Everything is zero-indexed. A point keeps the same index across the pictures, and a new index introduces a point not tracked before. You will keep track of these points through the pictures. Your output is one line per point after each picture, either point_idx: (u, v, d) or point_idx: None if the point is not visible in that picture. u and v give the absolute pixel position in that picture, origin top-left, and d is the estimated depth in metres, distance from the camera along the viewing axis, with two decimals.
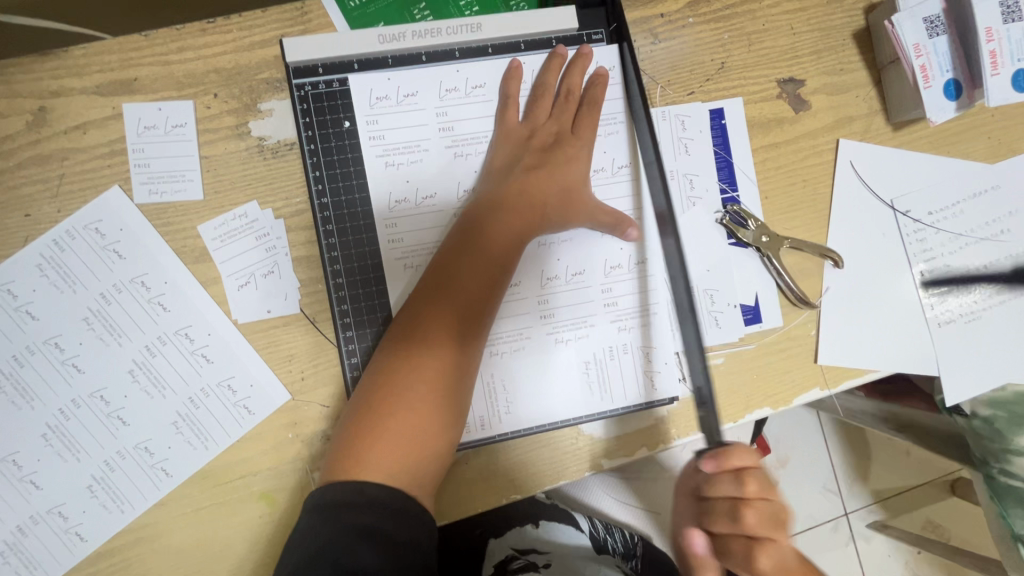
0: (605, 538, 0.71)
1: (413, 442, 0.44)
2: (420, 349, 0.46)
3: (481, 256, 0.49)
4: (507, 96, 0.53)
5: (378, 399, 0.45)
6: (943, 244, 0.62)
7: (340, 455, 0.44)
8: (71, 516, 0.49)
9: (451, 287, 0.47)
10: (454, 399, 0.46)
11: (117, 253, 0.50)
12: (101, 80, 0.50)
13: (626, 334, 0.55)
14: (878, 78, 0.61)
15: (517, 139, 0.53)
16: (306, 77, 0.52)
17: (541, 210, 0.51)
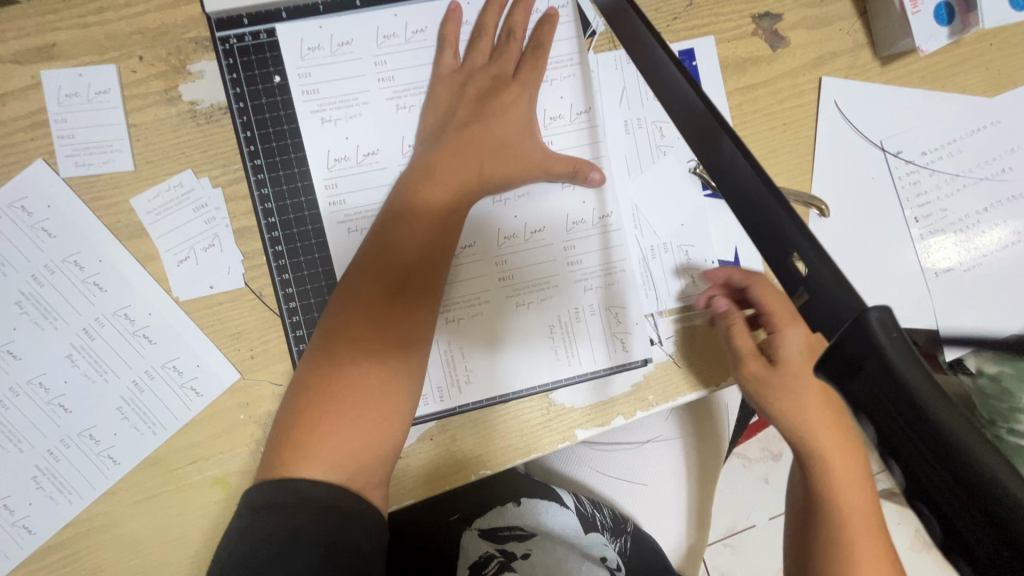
0: (592, 513, 0.68)
1: (365, 426, 0.41)
2: (366, 326, 0.43)
3: (423, 222, 0.46)
4: (443, 39, 0.49)
5: (319, 385, 0.41)
6: (938, 186, 0.57)
7: (282, 444, 0.41)
8: (17, 508, 0.47)
9: (393, 258, 0.44)
10: (406, 378, 0.43)
11: (46, 231, 0.47)
12: (17, 48, 0.47)
13: (589, 296, 0.51)
14: (863, 9, 0.57)
15: (454, 86, 0.49)
16: (231, 29, 0.48)
17: (480, 169, 0.48)
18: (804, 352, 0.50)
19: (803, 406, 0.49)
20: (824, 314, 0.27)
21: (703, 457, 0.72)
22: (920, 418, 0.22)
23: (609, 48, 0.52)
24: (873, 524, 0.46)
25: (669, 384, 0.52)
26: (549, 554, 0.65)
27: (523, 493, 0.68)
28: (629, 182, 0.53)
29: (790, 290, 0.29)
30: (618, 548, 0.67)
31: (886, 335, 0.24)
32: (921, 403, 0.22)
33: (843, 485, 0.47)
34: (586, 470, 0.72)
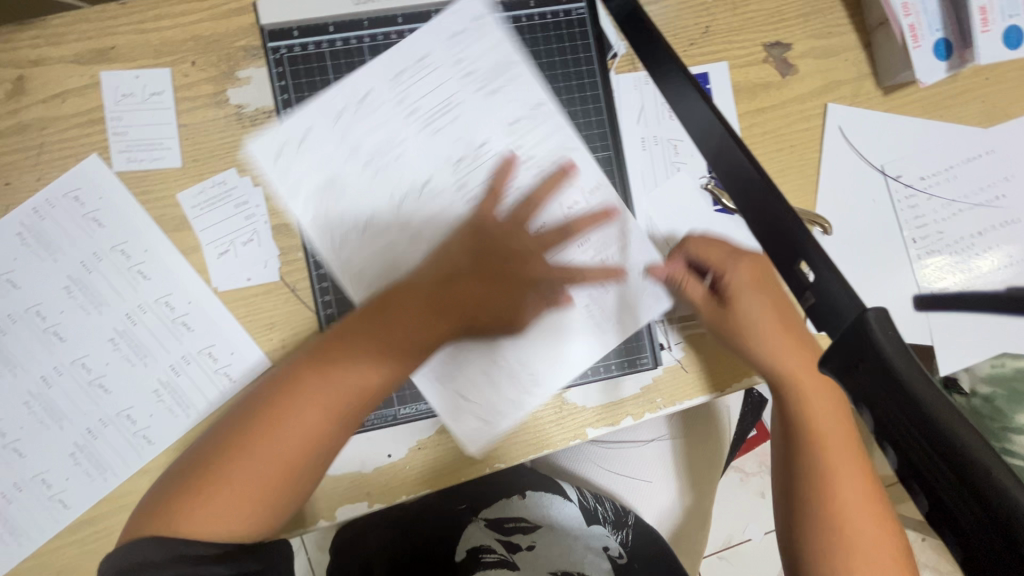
0: (594, 507, 0.71)
1: (241, 500, 0.42)
2: (285, 408, 0.43)
3: (378, 350, 0.45)
4: (462, 152, 0.52)
5: (236, 445, 0.42)
6: (935, 210, 0.60)
7: (167, 498, 0.42)
8: (54, 482, 0.50)
9: (337, 363, 0.44)
10: (302, 473, 0.43)
11: (96, 221, 0.50)
12: (79, 49, 0.50)
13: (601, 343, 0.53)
14: (868, 41, 0.60)
15: (459, 231, 0.51)
16: (281, 40, 0.51)
17: (452, 275, 0.49)
18: (756, 282, 0.52)
19: (767, 330, 0.51)
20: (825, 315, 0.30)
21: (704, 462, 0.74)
22: (913, 408, 0.23)
23: (629, 70, 0.56)
24: (851, 450, 0.50)
25: (677, 388, 0.55)
26: (553, 544, 0.67)
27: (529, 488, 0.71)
28: (644, 196, 0.56)
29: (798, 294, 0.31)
30: (620, 540, 0.69)
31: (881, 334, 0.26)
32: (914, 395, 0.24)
33: (812, 405, 0.50)
34: (587, 464, 0.76)
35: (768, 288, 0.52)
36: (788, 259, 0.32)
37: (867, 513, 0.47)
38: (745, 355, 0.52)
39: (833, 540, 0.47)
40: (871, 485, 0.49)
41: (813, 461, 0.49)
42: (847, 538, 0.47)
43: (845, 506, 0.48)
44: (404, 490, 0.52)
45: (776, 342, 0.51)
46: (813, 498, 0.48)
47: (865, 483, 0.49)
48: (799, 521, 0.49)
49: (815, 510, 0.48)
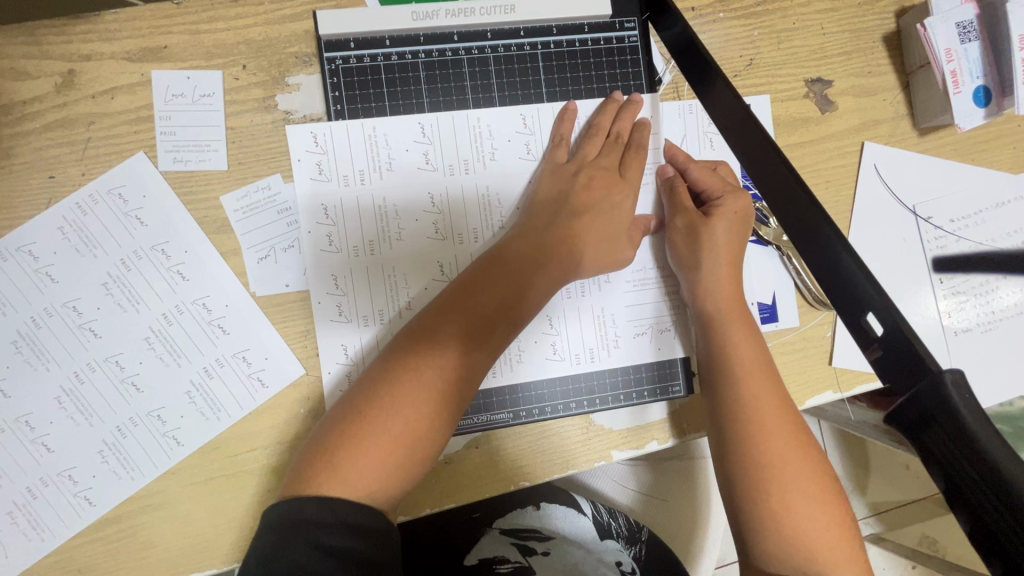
0: (608, 522, 0.72)
1: (396, 451, 0.42)
2: (420, 354, 0.44)
3: (496, 286, 0.47)
4: (558, 135, 0.53)
5: (376, 395, 0.43)
6: (963, 252, 0.61)
7: (316, 461, 0.41)
8: (80, 479, 0.49)
9: (470, 299, 0.46)
10: (449, 414, 0.44)
11: (138, 219, 0.50)
12: (131, 46, 0.50)
13: (633, 312, 0.55)
14: (905, 82, 0.61)
15: (561, 177, 0.53)
16: (337, 51, 0.51)
17: (561, 225, 0.51)
18: (734, 216, 0.53)
19: (722, 270, 0.52)
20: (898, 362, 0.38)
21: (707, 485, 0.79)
22: (973, 452, 0.33)
23: (673, 98, 0.56)
24: (784, 414, 0.48)
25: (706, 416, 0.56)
26: (568, 554, 0.67)
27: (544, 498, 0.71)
28: None
29: (867, 345, 0.40)
30: (633, 555, 0.70)
31: (955, 394, 0.34)
32: (980, 447, 0.33)
33: (739, 341, 0.50)
34: (602, 481, 0.79)
35: (741, 230, 0.53)
36: (855, 311, 0.41)
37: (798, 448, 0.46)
38: (692, 268, 0.52)
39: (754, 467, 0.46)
40: (805, 437, 0.47)
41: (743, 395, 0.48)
42: (775, 473, 0.45)
43: (772, 444, 0.46)
44: (430, 502, 0.51)
45: (723, 272, 0.52)
46: (735, 433, 0.47)
47: (792, 431, 0.47)
48: (730, 455, 0.47)
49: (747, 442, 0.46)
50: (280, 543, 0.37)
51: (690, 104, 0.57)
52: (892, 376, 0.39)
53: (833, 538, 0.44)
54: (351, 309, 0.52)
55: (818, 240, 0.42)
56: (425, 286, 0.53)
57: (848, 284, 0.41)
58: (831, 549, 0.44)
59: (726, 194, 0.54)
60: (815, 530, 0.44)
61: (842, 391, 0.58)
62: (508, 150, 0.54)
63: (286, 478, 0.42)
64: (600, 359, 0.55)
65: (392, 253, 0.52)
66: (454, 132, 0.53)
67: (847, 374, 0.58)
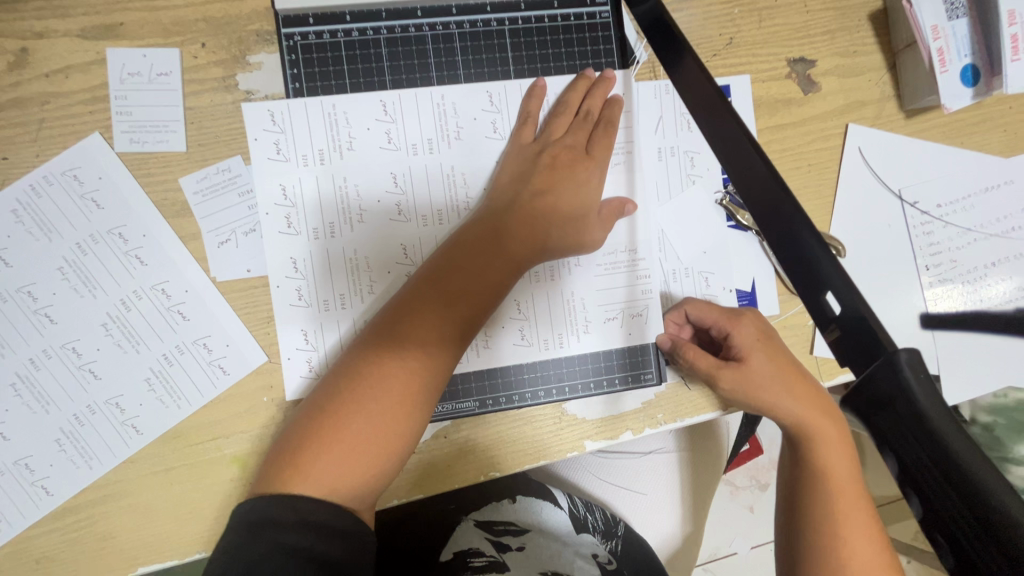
0: (584, 516, 0.70)
1: (362, 448, 0.40)
2: (387, 348, 0.43)
3: (468, 276, 0.45)
4: (526, 112, 0.52)
5: (346, 391, 0.42)
6: (950, 238, 0.59)
7: (282, 459, 0.40)
8: (37, 468, 0.48)
9: (442, 290, 0.45)
10: (415, 409, 0.42)
11: (95, 202, 0.49)
12: (86, 24, 0.49)
13: (604, 296, 0.54)
14: (892, 62, 0.59)
15: (527, 157, 0.51)
16: (296, 27, 0.50)
17: (532, 207, 0.49)
18: (758, 342, 0.50)
19: (793, 391, 0.48)
20: (856, 347, 0.36)
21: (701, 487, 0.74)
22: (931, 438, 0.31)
23: (650, 78, 0.54)
24: (872, 529, 0.44)
25: (680, 404, 0.54)
26: (543, 548, 0.67)
27: (519, 492, 0.70)
28: (658, 209, 0.55)
29: (824, 325, 0.38)
30: (610, 549, 0.68)
31: (911, 376, 0.33)
32: (938, 433, 0.31)
33: (834, 457, 0.46)
34: (585, 474, 0.75)
35: (773, 345, 0.50)
36: (812, 292, 0.39)
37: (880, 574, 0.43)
38: (758, 408, 0.49)
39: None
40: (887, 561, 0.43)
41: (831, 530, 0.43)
42: None
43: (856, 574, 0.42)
44: (396, 495, 0.50)
45: (793, 387, 0.48)
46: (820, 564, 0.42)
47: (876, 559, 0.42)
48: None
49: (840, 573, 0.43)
50: (240, 543, 0.36)
51: (665, 85, 0.55)
52: (848, 357, 0.37)
53: None
54: (311, 296, 0.50)
55: (780, 214, 0.40)
56: (388, 270, 0.51)
57: (806, 262, 0.39)
58: None
59: (742, 318, 0.51)
60: None
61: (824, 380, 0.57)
62: (475, 128, 0.52)
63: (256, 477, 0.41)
64: (570, 345, 0.53)
65: (354, 236, 0.51)
66: (417, 111, 0.51)
67: (829, 363, 0.56)
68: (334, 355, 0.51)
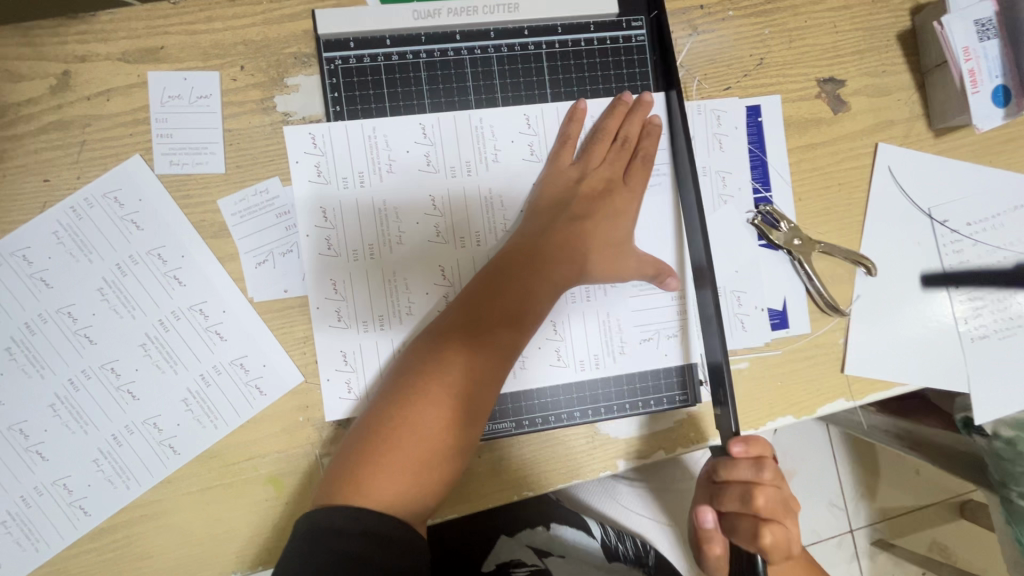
0: (616, 545, 0.70)
1: (419, 464, 0.41)
2: (438, 368, 0.44)
3: (513, 295, 0.47)
4: (565, 135, 0.52)
5: (400, 406, 0.43)
6: (980, 256, 0.59)
7: (340, 476, 0.41)
8: (75, 488, 0.49)
9: (488, 309, 0.46)
10: (467, 427, 0.43)
11: (134, 224, 0.49)
12: (127, 47, 0.49)
13: (640, 317, 0.54)
14: (920, 81, 0.59)
15: (566, 183, 0.52)
16: (336, 50, 0.50)
17: (572, 231, 0.51)
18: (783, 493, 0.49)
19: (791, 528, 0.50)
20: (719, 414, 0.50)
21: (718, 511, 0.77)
22: None
23: None
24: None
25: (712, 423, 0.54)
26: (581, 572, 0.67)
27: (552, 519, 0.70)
28: None
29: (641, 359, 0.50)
30: None
31: None
32: None
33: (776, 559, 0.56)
34: (610, 502, 0.75)
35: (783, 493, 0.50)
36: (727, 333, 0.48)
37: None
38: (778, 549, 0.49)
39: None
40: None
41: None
42: None
43: None
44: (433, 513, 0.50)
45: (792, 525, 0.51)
46: None
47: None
48: None
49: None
50: (302, 548, 0.37)
51: (697, 105, 0.56)
52: None
53: None
54: (348, 317, 0.51)
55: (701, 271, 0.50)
56: (426, 290, 0.51)
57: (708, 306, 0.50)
58: None
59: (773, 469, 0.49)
60: None
61: (854, 399, 0.58)
62: (511, 151, 0.52)
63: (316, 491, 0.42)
64: (606, 366, 0.53)
65: (393, 258, 0.51)
66: (455, 133, 0.51)
67: (859, 381, 0.57)
68: (372, 375, 0.51)
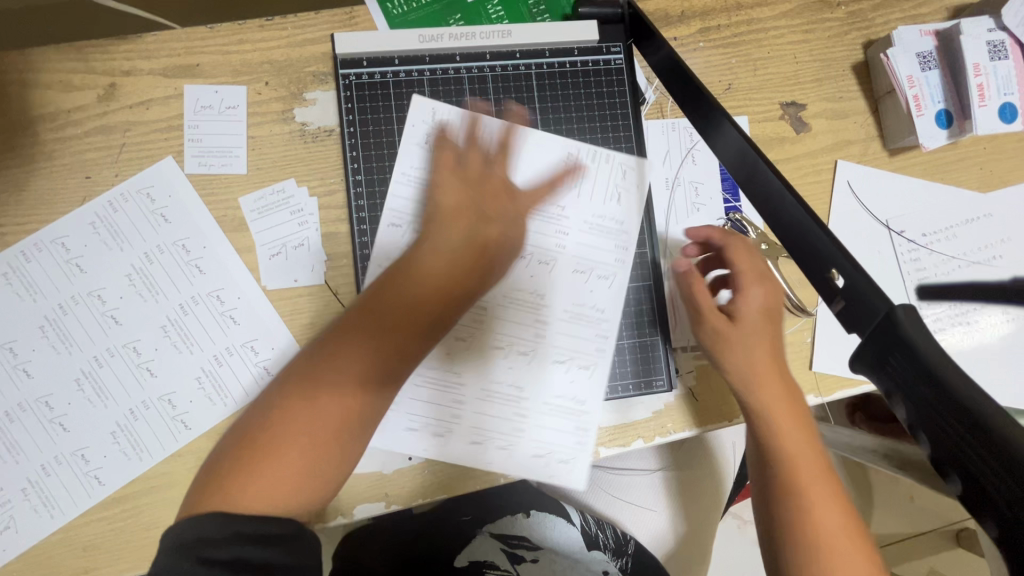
0: (596, 534, 0.78)
1: (297, 474, 0.41)
2: (331, 363, 0.43)
3: (416, 292, 0.46)
4: (491, 162, 0.55)
5: (290, 402, 0.42)
6: (936, 265, 0.65)
7: (216, 478, 0.41)
8: (92, 459, 0.52)
9: (390, 305, 0.45)
10: (353, 439, 0.43)
11: (163, 217, 0.55)
12: (167, 64, 0.56)
13: (563, 337, 0.57)
14: (875, 106, 0.66)
15: (479, 178, 0.52)
16: (352, 68, 0.57)
17: (485, 233, 0.50)
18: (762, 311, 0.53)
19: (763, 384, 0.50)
20: (859, 314, 0.36)
21: (699, 486, 0.82)
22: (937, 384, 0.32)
23: (658, 117, 0.62)
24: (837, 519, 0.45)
25: (685, 413, 0.58)
26: (554, 563, 0.76)
27: (534, 507, 0.77)
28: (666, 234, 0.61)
29: (830, 299, 0.38)
30: (620, 565, 0.77)
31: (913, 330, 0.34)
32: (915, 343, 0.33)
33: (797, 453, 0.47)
34: (595, 491, 0.81)
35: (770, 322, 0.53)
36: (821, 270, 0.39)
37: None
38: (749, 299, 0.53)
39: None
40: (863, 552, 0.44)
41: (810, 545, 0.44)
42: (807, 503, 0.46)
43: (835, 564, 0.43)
44: (422, 492, 0.55)
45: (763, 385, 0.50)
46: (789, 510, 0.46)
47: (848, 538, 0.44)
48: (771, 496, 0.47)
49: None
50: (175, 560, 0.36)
51: (672, 122, 0.62)
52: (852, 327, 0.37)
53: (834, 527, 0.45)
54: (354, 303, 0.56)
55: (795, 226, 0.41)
56: None
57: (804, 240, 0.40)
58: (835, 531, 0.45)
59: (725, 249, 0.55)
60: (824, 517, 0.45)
61: (822, 395, 0.61)
62: None
63: (194, 485, 0.42)
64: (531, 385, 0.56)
65: (383, 253, 0.56)
66: (454, 141, 0.58)
67: (826, 379, 0.61)
68: None
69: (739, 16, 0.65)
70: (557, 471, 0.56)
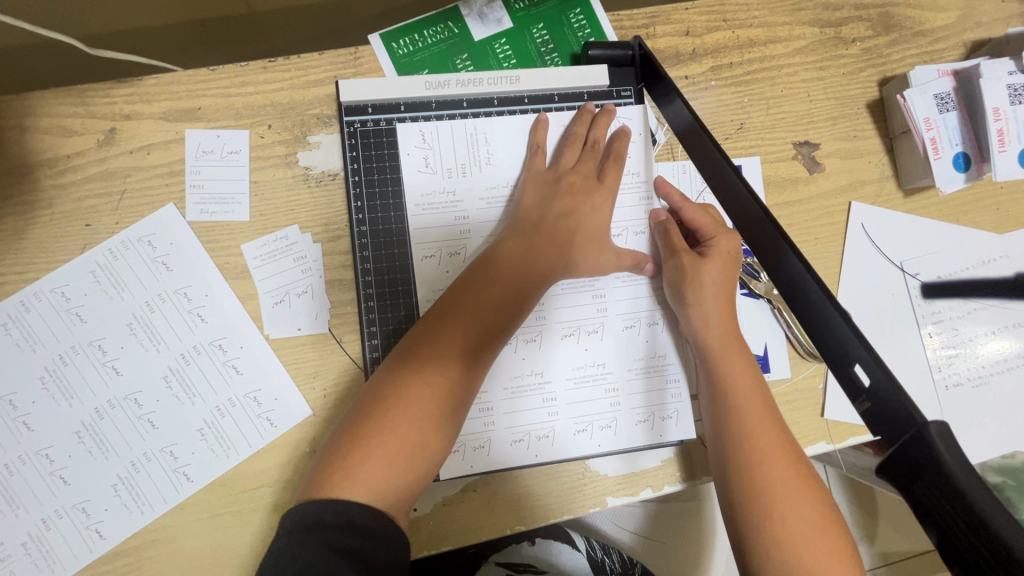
0: (602, 558, 0.77)
1: (408, 451, 0.44)
2: (420, 359, 0.47)
3: (490, 292, 0.50)
4: (535, 144, 0.58)
5: (388, 397, 0.45)
6: (951, 307, 0.63)
7: (327, 468, 0.43)
8: (93, 512, 0.51)
9: (466, 304, 0.49)
10: (455, 412, 0.47)
11: (164, 265, 0.54)
12: (168, 107, 0.55)
13: (562, 314, 0.58)
14: (889, 146, 0.64)
15: (544, 183, 0.56)
16: (356, 115, 0.56)
17: (548, 238, 0.54)
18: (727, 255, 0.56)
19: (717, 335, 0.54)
20: (884, 416, 0.37)
21: (690, 547, 0.82)
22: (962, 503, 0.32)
23: (669, 159, 0.61)
24: (793, 476, 0.47)
25: (694, 462, 0.57)
26: None
27: (538, 535, 0.77)
28: None
29: (855, 397, 0.40)
30: None
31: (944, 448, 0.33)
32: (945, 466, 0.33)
33: (751, 413, 0.50)
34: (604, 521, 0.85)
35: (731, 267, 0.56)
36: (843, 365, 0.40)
37: (835, 556, 0.44)
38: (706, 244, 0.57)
39: (779, 554, 0.44)
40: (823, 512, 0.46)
41: (756, 476, 0.47)
42: (766, 465, 0.47)
43: (789, 519, 0.45)
44: (427, 546, 0.53)
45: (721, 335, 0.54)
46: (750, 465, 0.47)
47: (807, 499, 0.46)
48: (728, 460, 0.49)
49: (765, 507, 0.45)
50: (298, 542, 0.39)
51: (682, 164, 0.62)
52: (880, 428, 0.38)
53: (791, 487, 0.46)
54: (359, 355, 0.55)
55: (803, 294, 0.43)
56: None
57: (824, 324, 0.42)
58: (794, 495, 0.46)
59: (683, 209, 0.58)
60: (779, 478, 0.46)
61: (834, 442, 0.60)
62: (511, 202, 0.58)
63: (304, 483, 0.44)
64: (549, 368, 0.57)
65: (390, 305, 0.55)
66: (460, 187, 0.57)
67: (839, 427, 0.60)
68: None
69: (752, 53, 0.64)
70: (602, 438, 0.57)
